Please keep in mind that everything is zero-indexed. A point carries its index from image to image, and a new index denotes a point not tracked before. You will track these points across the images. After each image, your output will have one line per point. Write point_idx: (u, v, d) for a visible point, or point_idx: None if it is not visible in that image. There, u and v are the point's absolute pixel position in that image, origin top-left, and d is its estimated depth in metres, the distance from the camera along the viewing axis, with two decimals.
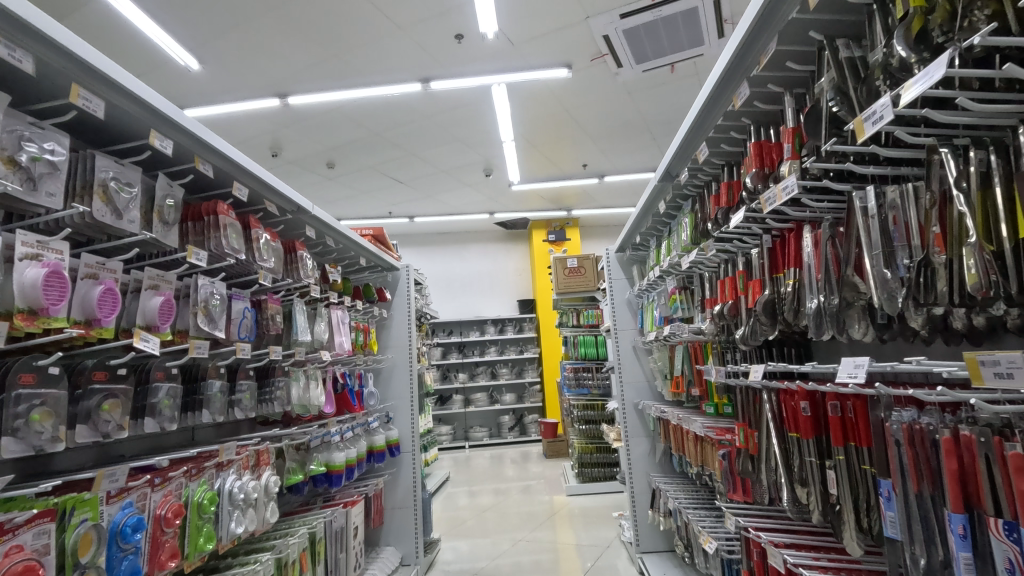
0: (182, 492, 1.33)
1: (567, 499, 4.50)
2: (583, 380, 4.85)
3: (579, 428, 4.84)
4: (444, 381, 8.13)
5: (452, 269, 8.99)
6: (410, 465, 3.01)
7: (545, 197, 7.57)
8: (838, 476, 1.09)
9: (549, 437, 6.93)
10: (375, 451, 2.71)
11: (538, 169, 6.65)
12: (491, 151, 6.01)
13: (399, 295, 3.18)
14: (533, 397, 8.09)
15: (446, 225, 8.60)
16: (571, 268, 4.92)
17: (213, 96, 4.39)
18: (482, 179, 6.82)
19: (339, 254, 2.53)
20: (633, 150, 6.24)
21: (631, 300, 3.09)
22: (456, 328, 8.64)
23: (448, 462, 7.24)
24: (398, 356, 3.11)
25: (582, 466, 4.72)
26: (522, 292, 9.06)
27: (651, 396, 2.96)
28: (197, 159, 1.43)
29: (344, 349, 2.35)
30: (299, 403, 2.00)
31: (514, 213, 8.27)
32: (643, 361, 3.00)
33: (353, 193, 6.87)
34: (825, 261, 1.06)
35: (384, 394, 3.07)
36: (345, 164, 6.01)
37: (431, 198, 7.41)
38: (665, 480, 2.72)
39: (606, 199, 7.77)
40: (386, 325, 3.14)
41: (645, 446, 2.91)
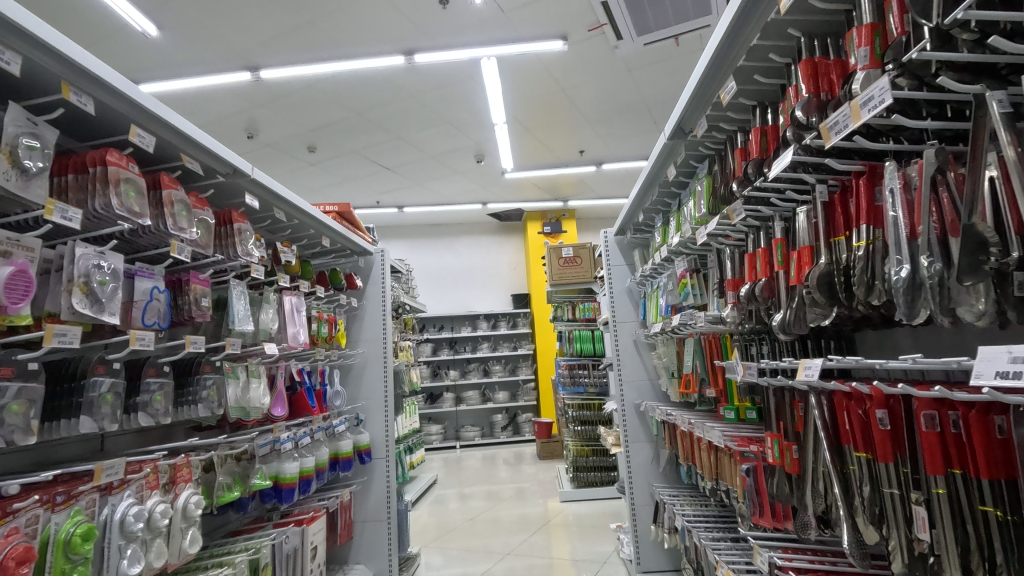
0: (38, 528, 1.00)
1: (561, 506, 4.18)
2: (579, 378, 4.54)
3: (574, 429, 4.51)
4: (435, 379, 7.80)
5: (443, 262, 8.65)
6: (383, 473, 2.68)
7: (540, 186, 7.24)
8: (935, 515, 0.77)
9: (544, 438, 6.61)
10: (340, 459, 2.38)
11: (533, 156, 6.32)
12: (482, 135, 5.68)
13: (371, 282, 2.84)
14: (527, 395, 7.77)
15: (437, 216, 8.26)
16: (566, 258, 4.59)
17: (177, 68, 4.04)
18: (473, 166, 6.48)
19: (294, 230, 2.18)
20: (633, 135, 5.92)
21: (631, 289, 2.75)
22: (447, 323, 8.31)
23: (438, 462, 6.92)
24: (371, 350, 2.78)
25: (576, 470, 4.39)
26: (516, 286, 8.73)
27: (655, 397, 2.64)
28: (64, 86, 1.06)
29: (300, 342, 2.02)
30: (238, 406, 1.67)
31: (508, 204, 7.93)
32: (645, 357, 2.67)
33: (338, 180, 6.53)
34: (926, 210, 0.73)
35: (354, 394, 2.74)
36: (327, 148, 5.66)
37: (421, 187, 7.07)
38: (670, 492, 2.40)
39: (604, 188, 7.43)
40: (357, 316, 2.81)
41: (648, 452, 2.60)
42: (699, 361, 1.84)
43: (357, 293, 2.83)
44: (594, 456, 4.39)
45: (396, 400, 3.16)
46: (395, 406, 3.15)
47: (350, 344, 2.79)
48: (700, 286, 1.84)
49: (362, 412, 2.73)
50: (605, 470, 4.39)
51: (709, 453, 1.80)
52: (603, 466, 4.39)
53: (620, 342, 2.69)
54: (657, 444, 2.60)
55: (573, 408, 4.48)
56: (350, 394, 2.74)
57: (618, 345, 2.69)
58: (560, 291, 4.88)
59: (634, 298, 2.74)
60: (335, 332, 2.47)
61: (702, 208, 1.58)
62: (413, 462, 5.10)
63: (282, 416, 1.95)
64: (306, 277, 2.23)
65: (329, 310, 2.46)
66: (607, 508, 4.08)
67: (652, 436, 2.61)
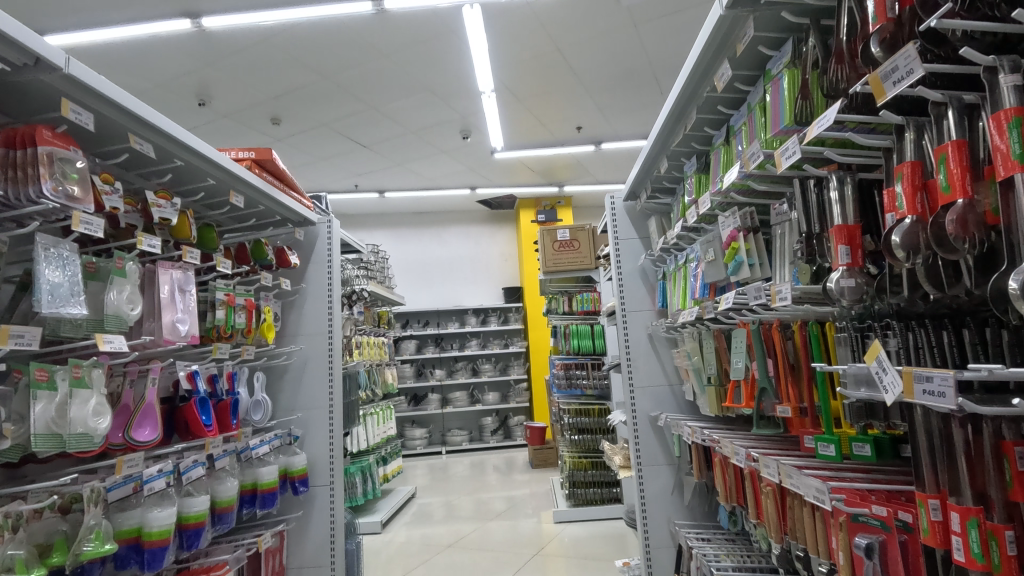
0: None
1: (555, 528, 3.58)
2: (575, 380, 3.95)
3: (569, 439, 3.87)
4: (419, 379, 7.19)
5: (429, 253, 8.05)
6: (326, 504, 2.08)
7: (533, 169, 6.63)
8: None
9: (537, 444, 6.01)
10: (262, 492, 1.78)
11: (525, 133, 5.73)
12: (468, 106, 5.08)
13: (313, 262, 2.24)
14: (519, 397, 7.16)
15: (422, 203, 7.63)
16: (561, 241, 3.99)
17: (103, 12, 3.43)
18: (459, 145, 5.87)
19: (183, 179, 1.57)
20: (636, 108, 5.33)
21: (645, 268, 2.15)
22: (433, 318, 7.70)
23: (420, 470, 6.31)
24: (312, 347, 2.19)
25: (573, 486, 3.79)
26: (508, 279, 8.13)
27: (675, 408, 2.06)
28: None
29: (184, 336, 1.41)
30: (51, 435, 1.04)
31: (499, 189, 7.32)
32: (664, 356, 2.08)
33: (309, 159, 5.90)
34: None
35: (291, 402, 2.14)
36: (293, 121, 5.05)
37: (402, 169, 6.45)
38: (697, 533, 1.82)
39: (602, 171, 6.85)
40: (294, 303, 2.20)
41: (666, 476, 2.01)
42: (758, 362, 1.25)
43: (296, 273, 2.22)
44: (593, 470, 3.80)
45: (352, 408, 2.56)
46: (351, 416, 2.56)
47: (287, 339, 2.19)
48: (756, 254, 1.26)
49: (300, 425, 2.13)
50: (607, 486, 3.80)
51: (776, 501, 1.21)
52: (604, 481, 3.80)
53: (631, 337, 2.10)
54: (679, 468, 2.02)
55: (569, 415, 3.88)
56: (285, 403, 2.14)
57: (629, 341, 2.10)
58: (555, 280, 4.28)
59: (648, 283, 2.15)
60: (255, 324, 1.88)
61: (783, 118, 0.99)
62: (388, 474, 4.50)
63: (159, 438, 1.36)
64: (206, 248, 1.64)
65: (248, 294, 1.85)
66: (609, 531, 3.50)
67: (672, 458, 2.03)
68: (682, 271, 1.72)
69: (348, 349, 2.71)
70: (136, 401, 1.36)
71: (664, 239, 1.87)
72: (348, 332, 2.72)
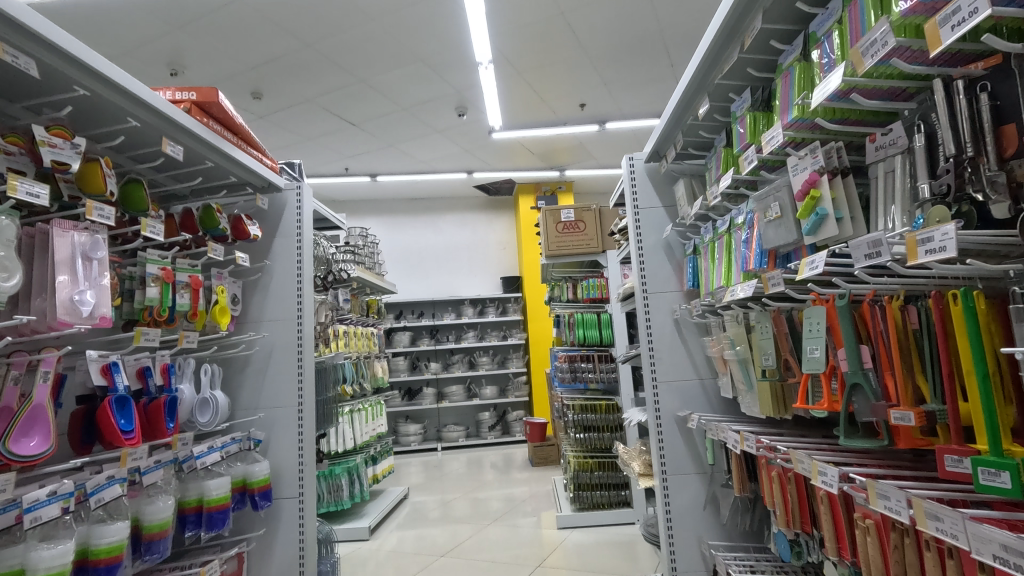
0: None
1: (559, 535, 3.28)
2: (580, 373, 3.61)
3: (574, 438, 3.52)
4: (414, 372, 6.87)
5: (425, 241, 7.71)
6: (293, 520, 1.76)
7: (533, 151, 6.29)
8: None
9: (537, 441, 5.68)
10: (208, 510, 1.46)
11: (524, 111, 5.38)
12: (464, 79, 4.72)
13: (279, 237, 1.91)
14: (518, 391, 6.85)
15: (416, 188, 7.28)
16: (566, 222, 3.66)
17: None
18: (455, 124, 5.52)
19: (98, 118, 1.26)
20: (644, 83, 4.98)
21: (669, 241, 1.83)
22: (428, 309, 7.37)
23: (415, 468, 6.00)
24: (278, 336, 1.86)
25: (578, 489, 3.46)
26: (507, 268, 7.80)
27: (706, 408, 1.74)
28: None
29: (87, 318, 1.07)
30: None
31: (496, 173, 6.97)
32: (693, 346, 1.76)
33: (296, 139, 5.55)
34: None
35: (252, 399, 1.82)
36: (275, 95, 4.69)
37: (395, 150, 6.10)
38: (737, 559, 1.50)
39: (606, 154, 6.50)
40: (258, 284, 1.87)
41: (695, 486, 1.70)
42: (846, 349, 0.94)
43: (260, 248, 1.90)
44: (600, 471, 3.48)
45: (328, 407, 2.23)
46: (327, 415, 2.23)
47: (248, 325, 1.86)
48: (844, 205, 0.93)
49: (263, 427, 1.80)
50: (614, 489, 3.47)
51: (878, 539, 0.88)
52: (611, 484, 3.48)
53: (654, 321, 1.78)
54: (711, 479, 1.70)
55: (573, 410, 3.52)
56: (246, 401, 1.82)
57: (651, 325, 1.78)
58: (559, 265, 3.95)
59: (673, 258, 1.82)
60: (200, 307, 1.55)
61: None
62: (379, 474, 4.19)
63: (54, 451, 1.03)
64: (133, 209, 1.32)
65: (193, 269, 1.52)
66: (617, 538, 3.19)
67: (703, 467, 1.71)
68: (724, 239, 1.40)
69: (327, 338, 2.40)
70: (23, 401, 1.04)
71: (697, 203, 1.55)
72: (327, 318, 2.39)
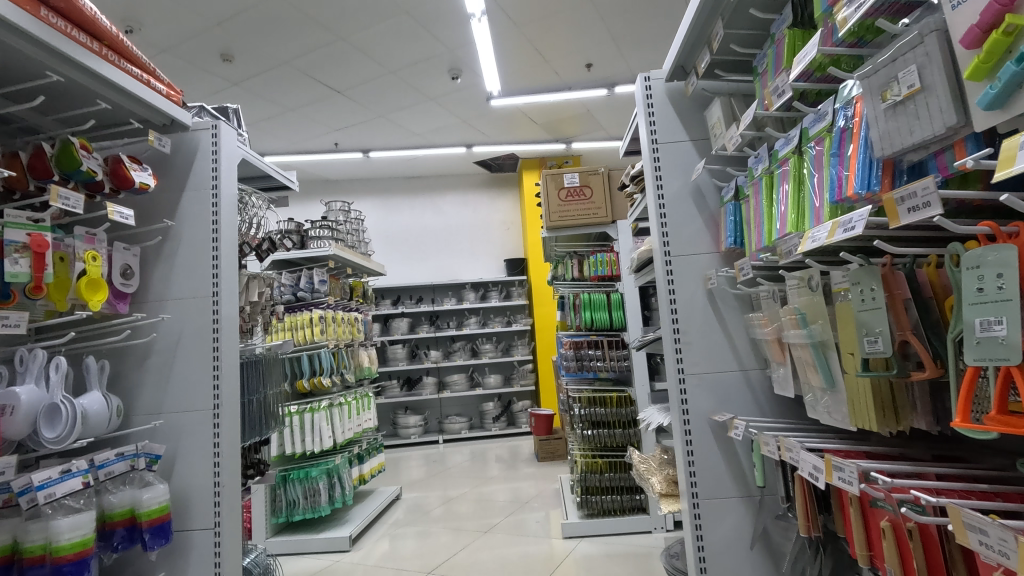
0: None
1: (566, 545, 2.86)
2: (587, 362, 3.16)
3: (581, 434, 3.07)
4: (413, 361, 6.47)
5: (423, 222, 7.27)
6: (207, 558, 1.35)
7: (536, 121, 5.80)
8: None
9: (542, 434, 5.21)
10: (54, 562, 1.04)
11: (525, 73, 4.88)
12: (455, 36, 4.23)
13: (189, 192, 1.47)
14: (524, 379, 6.43)
15: (412, 165, 6.82)
16: (569, 188, 3.19)
17: None
18: (449, 89, 5.03)
19: None
20: (658, 37, 4.44)
21: (699, 188, 1.36)
22: (428, 294, 6.95)
23: (414, 462, 5.63)
24: (187, 320, 1.43)
25: (586, 492, 3.04)
26: (511, 249, 7.34)
27: (752, 409, 1.29)
28: None
29: None
30: None
31: (498, 147, 6.48)
32: (733, 327, 1.32)
33: (277, 110, 5.11)
34: None
35: (154, 402, 1.40)
36: (247, 58, 4.25)
37: (386, 122, 5.62)
38: None
39: (615, 123, 5.99)
40: (163, 253, 1.45)
41: (738, 514, 1.26)
42: None
43: (164, 206, 1.46)
44: (611, 473, 3.04)
45: (273, 408, 1.80)
46: (272, 417, 1.80)
47: (150, 304, 1.43)
48: None
49: (168, 438, 1.39)
50: (628, 492, 3.04)
51: None
52: (625, 487, 3.03)
53: (679, 293, 1.34)
54: (759, 506, 1.26)
55: (580, 403, 3.05)
56: (147, 404, 1.40)
57: (675, 299, 1.34)
58: (562, 239, 3.47)
59: (705, 210, 1.36)
60: (52, 278, 1.12)
61: None
62: (367, 474, 3.80)
63: None
64: None
65: (34, 224, 1.09)
66: (632, 549, 2.77)
67: (749, 489, 1.27)
68: (791, 161, 0.93)
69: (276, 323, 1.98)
70: None
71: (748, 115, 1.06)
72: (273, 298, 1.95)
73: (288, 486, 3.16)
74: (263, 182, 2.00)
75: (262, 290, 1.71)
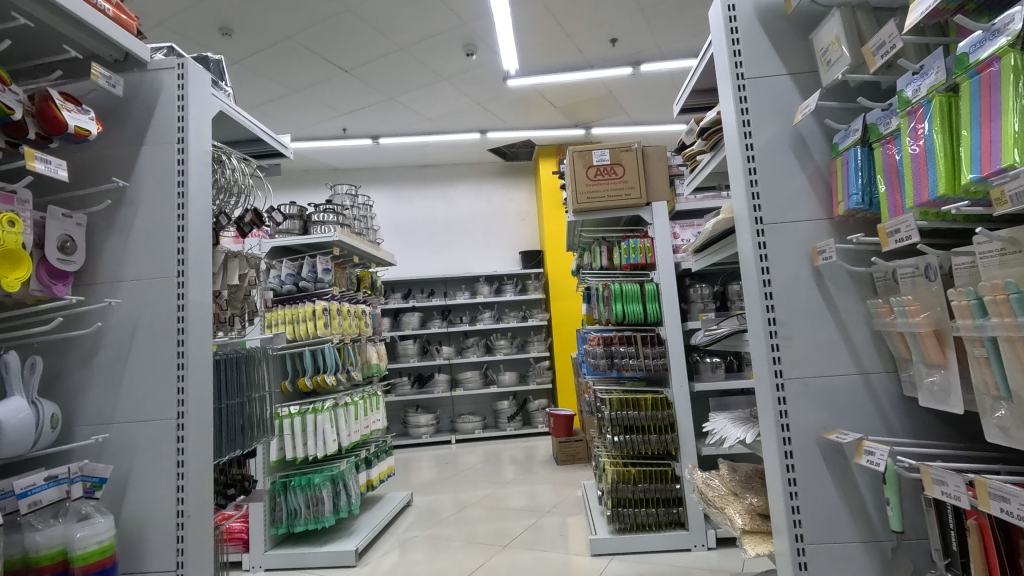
0: None
1: (595, 564, 2.56)
2: (618, 360, 2.84)
3: (611, 441, 2.76)
4: (424, 358, 6.19)
5: (435, 213, 6.98)
6: None
7: (554, 104, 5.49)
8: None
9: (562, 436, 4.89)
10: None
11: (544, 50, 4.56)
12: (470, 6, 3.91)
13: (149, 148, 1.18)
14: (540, 377, 6.12)
15: (424, 152, 6.52)
16: (598, 167, 2.87)
17: None
18: (463, 68, 4.72)
19: None
20: (689, 8, 4.09)
21: (802, 136, 1.04)
22: (440, 287, 6.66)
23: (426, 463, 5.35)
24: (144, 308, 1.13)
25: (616, 505, 2.73)
26: (527, 241, 7.02)
27: (876, 426, 0.97)
28: None
29: None
30: None
31: (513, 133, 6.15)
32: (849, 316, 1.00)
33: (282, 92, 4.84)
34: None
35: (102, 409, 1.11)
36: (248, 33, 3.97)
37: (396, 105, 5.32)
38: None
39: (638, 106, 5.65)
40: (116, 224, 1.16)
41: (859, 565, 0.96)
42: None
43: (117, 164, 1.17)
44: (645, 483, 2.72)
45: (262, 414, 1.50)
46: (262, 425, 1.50)
47: (100, 287, 1.15)
48: None
49: (118, 455, 1.10)
50: (663, 505, 2.73)
51: None
52: (660, 499, 2.73)
53: (775, 272, 1.02)
54: (888, 555, 0.95)
55: (610, 406, 2.74)
56: (93, 411, 1.11)
57: (771, 279, 1.02)
58: (589, 224, 3.14)
59: (809, 165, 1.04)
60: None
61: None
62: (375, 479, 3.52)
63: None
64: None
65: None
66: (671, 570, 2.46)
67: (873, 532, 0.96)
68: (1006, 58, 0.61)
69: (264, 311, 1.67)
70: None
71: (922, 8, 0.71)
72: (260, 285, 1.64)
73: (288, 494, 2.90)
74: (250, 147, 1.69)
75: (244, 272, 1.41)
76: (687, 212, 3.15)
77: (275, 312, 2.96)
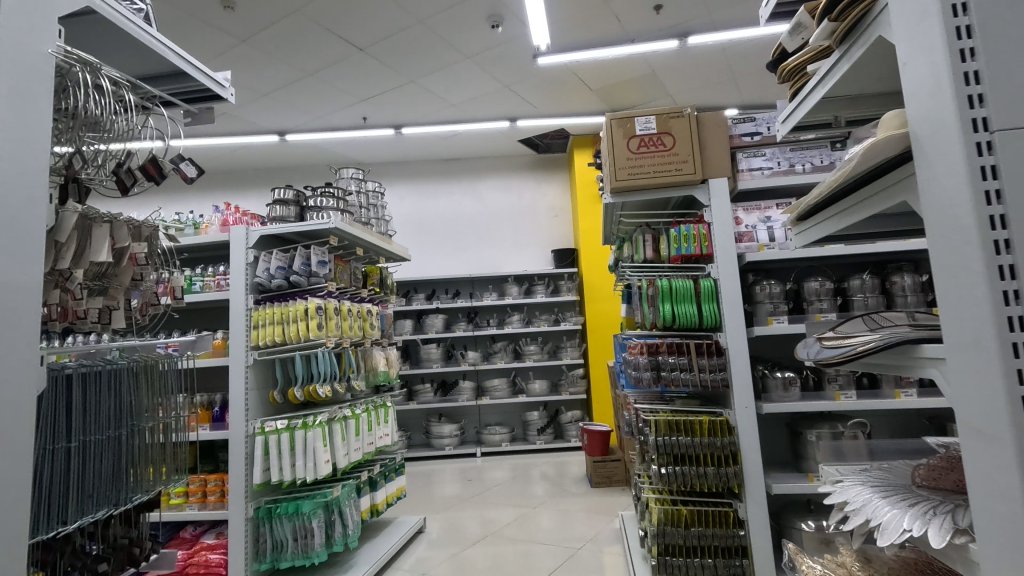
0: None
1: None
2: (665, 374, 2.25)
3: (656, 474, 2.19)
4: (448, 363, 5.75)
5: (462, 209, 6.56)
6: None
7: (590, 86, 4.99)
8: None
9: (596, 455, 4.35)
10: None
11: (580, 22, 4.06)
12: None
13: None
14: (574, 387, 5.58)
15: (451, 143, 6.11)
16: (643, 136, 2.34)
17: None
18: (488, 43, 4.26)
19: None
20: None
21: None
22: (466, 287, 6.21)
23: (448, 478, 4.90)
24: None
25: (662, 555, 2.16)
26: (560, 238, 6.51)
27: None
28: None
29: None
30: None
31: (546, 121, 5.67)
32: None
33: (296, 75, 4.50)
34: None
35: None
36: (250, 6, 3.61)
37: (418, 89, 4.91)
38: None
39: (683, 87, 5.09)
40: None
41: None
42: None
43: None
44: (700, 527, 2.17)
45: (170, 450, 1.09)
46: (174, 464, 1.09)
47: None
48: None
49: None
50: (722, 556, 2.16)
51: None
52: (719, 549, 2.16)
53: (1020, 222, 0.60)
54: None
55: (655, 430, 2.19)
56: None
57: (1010, 239, 0.60)
58: (629, 208, 2.62)
59: None
60: None
61: None
62: (381, 504, 3.07)
63: None
64: None
65: None
66: None
67: None
68: None
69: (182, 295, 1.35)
70: None
71: None
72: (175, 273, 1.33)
73: (274, 523, 2.50)
74: (172, 84, 1.27)
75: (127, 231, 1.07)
76: (751, 192, 2.59)
77: (262, 310, 2.56)
